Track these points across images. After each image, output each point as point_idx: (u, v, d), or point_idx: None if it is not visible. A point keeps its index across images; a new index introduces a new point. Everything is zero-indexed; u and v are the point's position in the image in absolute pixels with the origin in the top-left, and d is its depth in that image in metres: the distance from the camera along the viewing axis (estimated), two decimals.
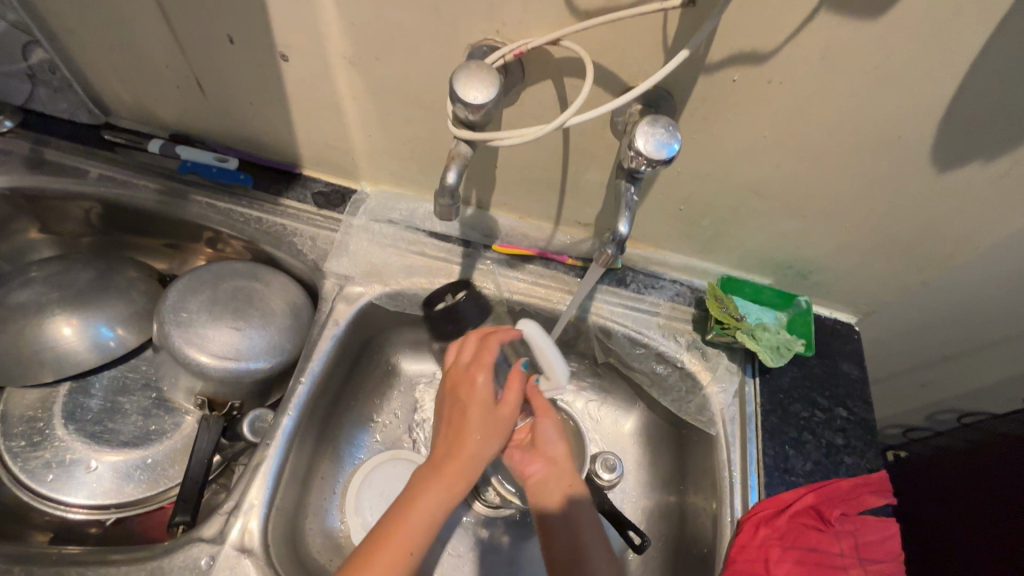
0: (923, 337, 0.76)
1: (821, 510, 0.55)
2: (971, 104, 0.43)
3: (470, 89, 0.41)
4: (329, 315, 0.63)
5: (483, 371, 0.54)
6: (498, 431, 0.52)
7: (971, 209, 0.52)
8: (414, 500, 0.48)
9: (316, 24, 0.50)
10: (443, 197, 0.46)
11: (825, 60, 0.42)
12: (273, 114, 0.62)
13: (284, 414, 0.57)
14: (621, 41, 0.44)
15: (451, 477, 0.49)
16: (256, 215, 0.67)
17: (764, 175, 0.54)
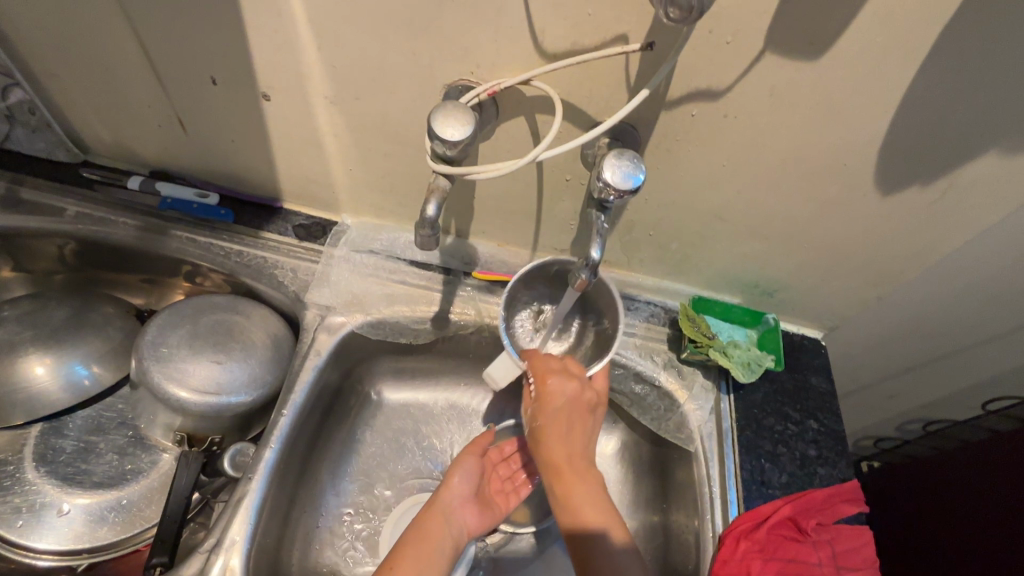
0: (885, 349, 0.80)
1: (798, 521, 0.57)
2: (905, 134, 0.48)
3: (446, 127, 0.43)
4: (311, 346, 0.64)
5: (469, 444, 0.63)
6: (468, 474, 0.60)
7: (916, 229, 0.57)
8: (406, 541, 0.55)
9: (298, 66, 0.52)
10: (423, 229, 0.47)
11: (773, 97, 0.46)
12: (255, 150, 0.63)
13: (265, 447, 0.57)
14: (587, 81, 0.47)
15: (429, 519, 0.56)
16: (236, 248, 0.68)
17: (726, 201, 0.57)
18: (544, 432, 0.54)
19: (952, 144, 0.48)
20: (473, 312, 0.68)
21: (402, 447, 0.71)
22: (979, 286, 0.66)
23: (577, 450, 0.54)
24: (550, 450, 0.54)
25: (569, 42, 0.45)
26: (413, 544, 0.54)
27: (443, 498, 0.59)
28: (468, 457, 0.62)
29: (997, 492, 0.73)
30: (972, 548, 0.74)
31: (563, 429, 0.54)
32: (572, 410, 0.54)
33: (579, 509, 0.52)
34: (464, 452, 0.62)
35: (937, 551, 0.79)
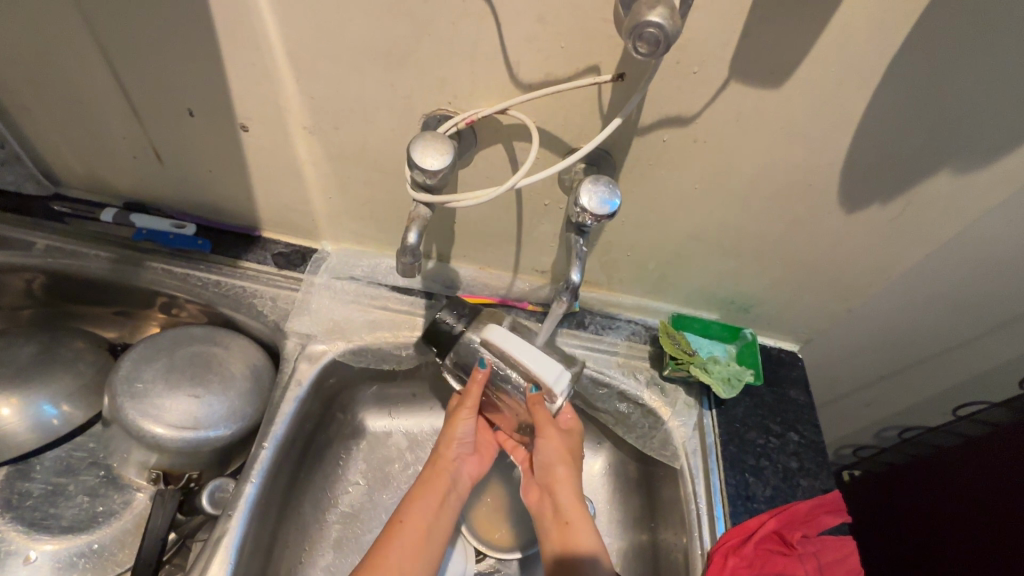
0: (858, 359, 0.82)
1: (784, 534, 0.58)
2: (864, 156, 0.50)
3: (426, 156, 0.44)
4: (292, 376, 0.62)
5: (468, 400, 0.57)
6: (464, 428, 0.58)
7: (880, 244, 0.59)
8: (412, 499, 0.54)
9: (276, 98, 0.52)
10: (404, 256, 0.48)
11: (739, 122, 0.48)
12: (233, 180, 0.63)
13: (246, 482, 0.55)
14: (562, 109, 0.49)
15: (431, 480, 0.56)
16: (214, 278, 0.67)
17: (699, 222, 0.59)
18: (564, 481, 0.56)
19: (905, 162, 0.51)
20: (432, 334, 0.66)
21: (387, 475, 0.70)
22: (943, 295, 0.69)
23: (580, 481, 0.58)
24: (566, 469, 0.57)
25: (543, 73, 0.46)
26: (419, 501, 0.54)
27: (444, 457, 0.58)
28: (466, 413, 0.58)
29: (971, 497, 0.75)
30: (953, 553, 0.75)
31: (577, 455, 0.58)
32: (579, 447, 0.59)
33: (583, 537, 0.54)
34: (462, 407, 0.58)
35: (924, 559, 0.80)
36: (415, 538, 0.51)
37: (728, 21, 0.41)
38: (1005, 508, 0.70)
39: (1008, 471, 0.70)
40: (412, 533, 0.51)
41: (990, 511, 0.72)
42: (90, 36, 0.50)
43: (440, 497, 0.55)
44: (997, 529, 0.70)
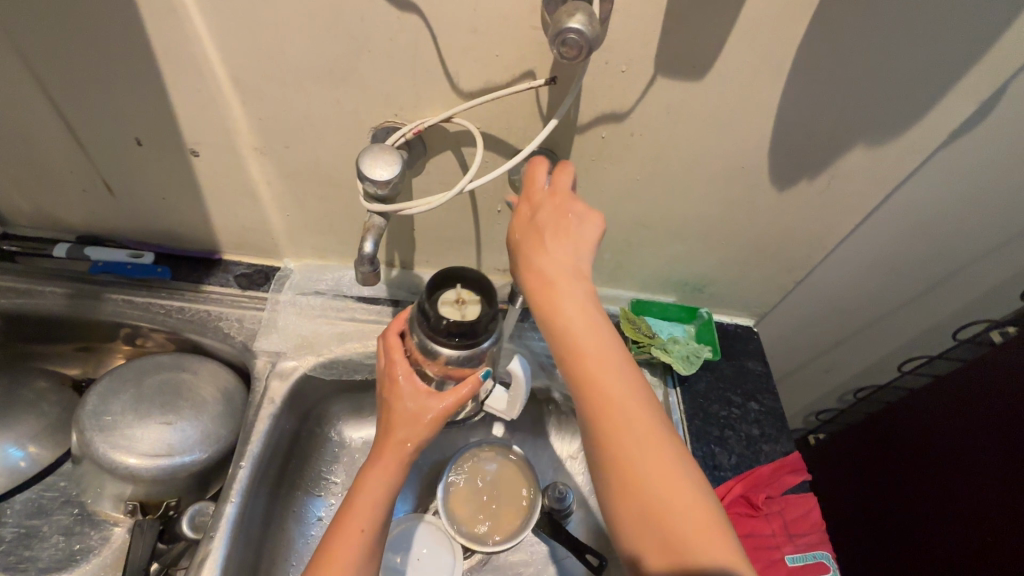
0: (811, 328, 0.87)
1: (750, 497, 0.61)
2: (787, 137, 0.54)
3: (376, 167, 0.44)
4: (264, 394, 0.63)
5: (452, 396, 0.49)
6: (430, 423, 0.48)
7: (813, 216, 0.64)
8: (357, 494, 0.47)
9: (223, 120, 0.53)
10: (362, 265, 0.46)
11: (669, 114, 0.52)
12: (188, 205, 0.63)
13: (226, 502, 0.55)
14: (504, 114, 0.51)
15: (381, 467, 0.47)
16: (176, 304, 0.66)
17: (646, 209, 0.63)
18: (534, 272, 0.47)
19: (826, 140, 0.55)
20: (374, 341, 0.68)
21: None
22: (879, 259, 0.74)
23: (562, 261, 0.46)
24: (530, 260, 0.47)
25: (482, 80, 0.48)
26: (366, 498, 0.47)
27: (392, 445, 0.48)
28: (435, 419, 0.48)
29: (922, 447, 0.80)
30: (915, 501, 0.80)
31: (541, 237, 0.47)
32: (547, 224, 0.48)
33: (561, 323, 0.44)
34: (439, 403, 0.48)
35: (891, 507, 0.85)
36: (366, 550, 0.46)
37: (649, 22, 0.44)
38: (953, 453, 0.75)
39: (953, 419, 0.76)
40: (360, 535, 0.46)
41: (937, 459, 0.77)
42: (27, 71, 0.50)
43: (389, 493, 0.48)
44: (947, 474, 0.75)
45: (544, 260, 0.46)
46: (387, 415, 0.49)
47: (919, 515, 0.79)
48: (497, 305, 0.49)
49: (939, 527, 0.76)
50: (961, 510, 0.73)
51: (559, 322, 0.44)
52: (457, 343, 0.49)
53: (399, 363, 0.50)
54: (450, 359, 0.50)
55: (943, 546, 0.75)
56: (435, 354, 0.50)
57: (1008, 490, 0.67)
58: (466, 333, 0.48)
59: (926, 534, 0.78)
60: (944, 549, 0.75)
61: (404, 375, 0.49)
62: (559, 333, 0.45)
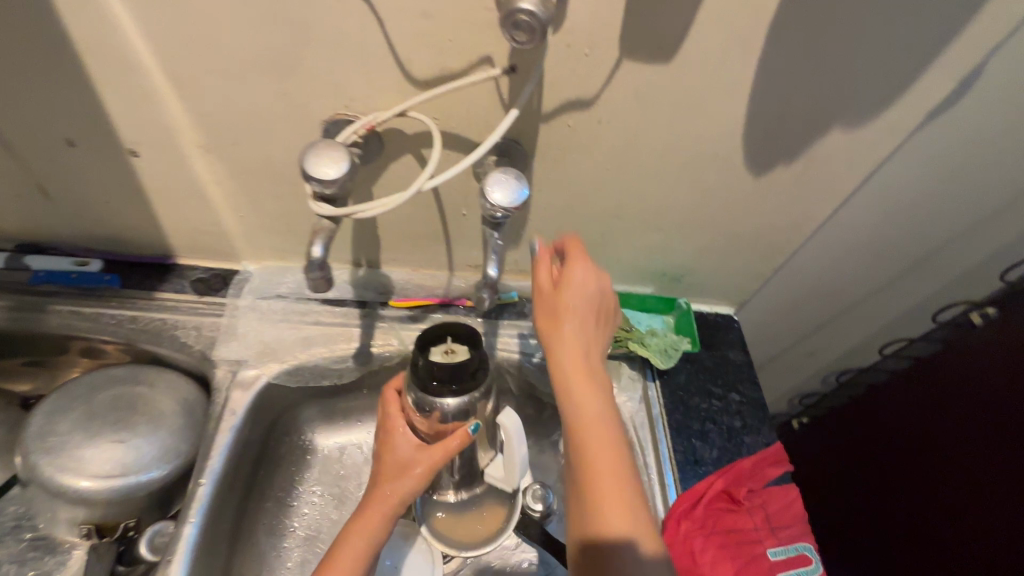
0: (792, 314, 0.86)
1: (731, 491, 0.60)
2: (763, 121, 0.52)
3: (320, 166, 0.41)
4: (225, 406, 0.59)
5: (440, 450, 0.50)
6: (419, 475, 0.50)
7: (790, 201, 0.62)
8: (338, 542, 0.48)
9: (160, 118, 0.49)
10: (312, 271, 0.43)
11: (639, 99, 0.49)
12: (133, 209, 0.59)
13: (186, 522, 0.52)
14: (464, 103, 0.48)
15: (365, 515, 0.49)
16: (128, 314, 0.63)
17: (620, 199, 0.60)
18: (568, 340, 0.47)
19: (803, 122, 0.52)
20: (342, 345, 0.65)
21: (346, 492, 0.68)
22: (859, 242, 0.73)
23: (588, 344, 0.48)
24: (567, 331, 0.47)
25: (437, 67, 0.45)
26: (346, 547, 0.47)
27: (380, 496, 0.49)
28: (424, 471, 0.49)
29: (909, 431, 0.79)
30: (905, 487, 0.80)
31: (576, 317, 0.48)
32: (586, 308, 0.49)
33: (579, 397, 0.45)
34: (426, 457, 0.50)
35: (880, 492, 0.84)
36: None
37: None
38: (941, 437, 0.74)
39: (940, 404, 0.75)
40: None
41: (925, 444, 0.76)
42: None
43: (372, 545, 0.48)
44: (936, 458, 0.74)
45: (576, 338, 0.47)
46: (378, 469, 0.51)
47: (910, 500, 0.79)
48: (484, 358, 0.52)
49: (931, 513, 0.75)
50: (953, 495, 0.72)
51: (580, 393, 0.45)
52: (449, 392, 0.50)
53: (395, 418, 0.52)
54: (441, 410, 0.50)
55: (935, 531, 0.74)
56: (430, 407, 0.51)
57: (1001, 475, 0.66)
58: (454, 376, 0.49)
59: (918, 520, 0.77)
60: (936, 534, 0.74)
61: (399, 431, 0.51)
62: (576, 399, 0.45)
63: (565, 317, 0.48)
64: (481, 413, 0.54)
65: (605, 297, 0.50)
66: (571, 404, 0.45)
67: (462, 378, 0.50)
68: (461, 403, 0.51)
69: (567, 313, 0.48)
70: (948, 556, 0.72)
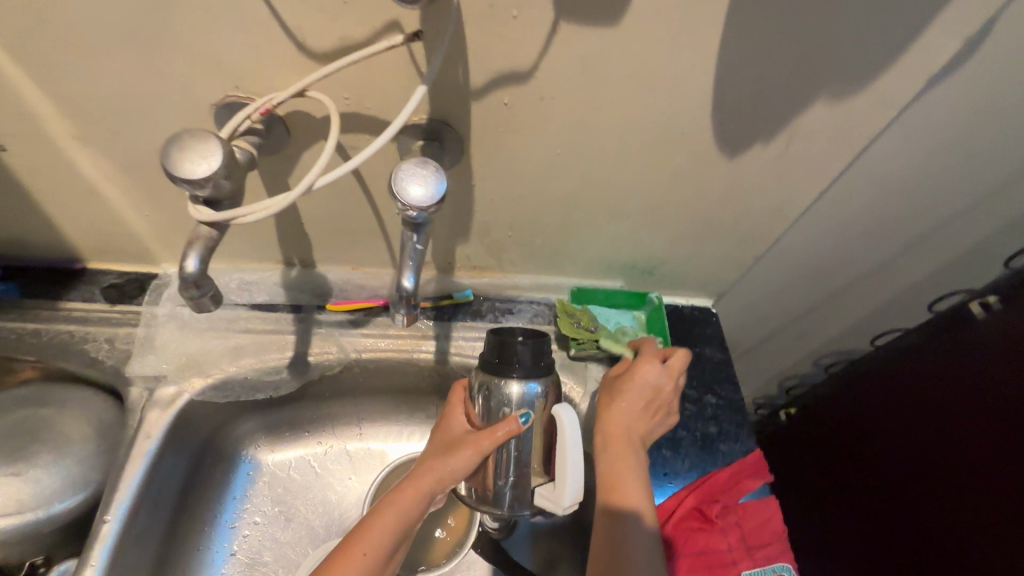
0: (776, 302, 0.80)
1: (703, 509, 0.55)
2: (734, 94, 0.44)
3: (184, 162, 0.33)
4: (139, 428, 0.53)
5: (491, 434, 0.47)
6: (469, 457, 0.47)
7: (769, 184, 0.55)
8: (372, 515, 0.43)
9: (18, 105, 0.41)
10: (188, 289, 0.37)
11: (584, 71, 0.41)
12: (19, 211, 0.51)
13: (87, 567, 0.46)
14: (375, 80, 0.40)
15: (407, 489, 0.45)
16: (30, 327, 0.55)
17: (575, 187, 0.53)
18: (619, 411, 0.52)
19: (780, 95, 0.45)
20: (276, 353, 0.59)
21: (293, 510, 0.62)
22: (848, 225, 0.66)
23: (636, 420, 0.52)
24: (618, 404, 0.52)
25: (335, 37, 0.37)
26: (381, 520, 0.43)
27: (426, 472, 0.46)
28: (472, 454, 0.46)
29: (897, 430, 0.73)
30: (892, 490, 0.73)
31: (633, 397, 0.52)
32: (645, 392, 0.53)
33: (615, 457, 0.49)
34: (478, 438, 0.47)
35: (865, 496, 0.77)
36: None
37: None
38: (930, 437, 0.67)
39: (933, 400, 0.68)
40: (363, 554, 0.40)
41: (915, 444, 0.70)
42: None
43: (408, 525, 0.44)
44: (925, 461, 0.68)
45: (626, 414, 0.52)
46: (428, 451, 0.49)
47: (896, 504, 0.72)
48: (549, 351, 0.51)
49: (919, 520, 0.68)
50: (942, 500, 0.65)
51: (615, 453, 0.49)
52: (515, 372, 0.48)
53: (455, 406, 0.52)
54: (497, 387, 0.49)
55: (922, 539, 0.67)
56: (491, 387, 0.49)
57: (993, 478, 0.60)
58: (515, 357, 0.48)
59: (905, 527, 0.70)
60: (923, 544, 0.67)
61: (457, 415, 0.51)
62: (610, 457, 0.49)
63: (622, 394, 0.53)
64: (541, 413, 0.50)
65: (668, 390, 0.54)
66: (612, 445, 0.50)
67: (526, 361, 0.49)
68: (525, 390, 0.49)
69: (623, 392, 0.53)
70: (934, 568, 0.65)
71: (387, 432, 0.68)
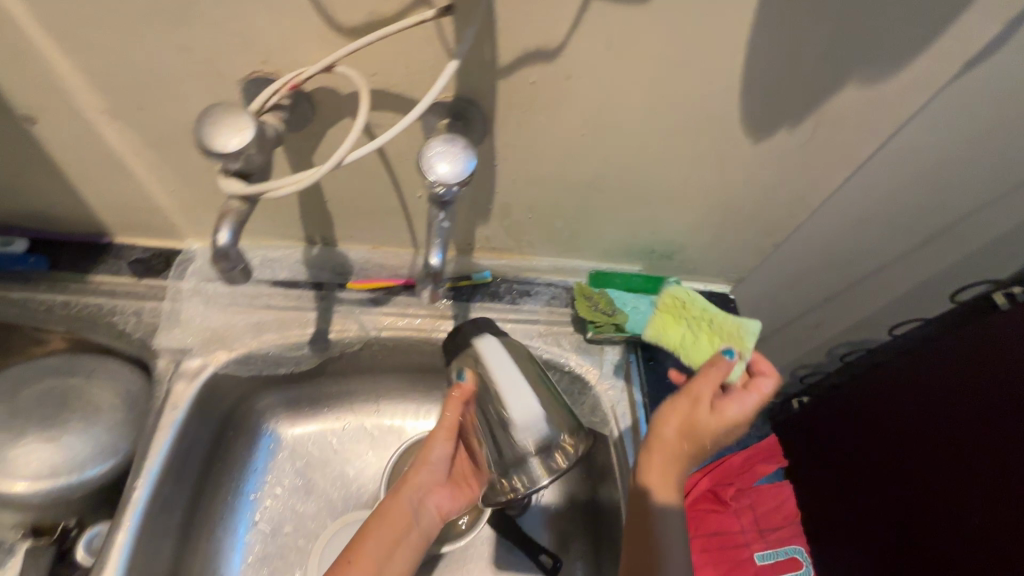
0: (794, 291, 0.79)
1: (718, 491, 0.55)
2: (763, 75, 0.44)
3: (217, 136, 0.34)
4: (166, 399, 0.55)
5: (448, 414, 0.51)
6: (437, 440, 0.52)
7: (794, 170, 0.54)
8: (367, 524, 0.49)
9: (52, 79, 0.42)
10: (222, 262, 0.37)
11: (612, 50, 0.41)
12: (49, 185, 0.52)
13: (119, 530, 0.48)
14: (403, 56, 0.40)
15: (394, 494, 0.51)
16: (60, 299, 0.57)
17: (598, 169, 0.53)
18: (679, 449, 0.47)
19: (810, 77, 0.44)
20: (297, 330, 0.60)
21: (312, 483, 0.64)
22: (872, 213, 0.65)
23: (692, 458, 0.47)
24: (683, 442, 0.47)
25: (364, 12, 0.37)
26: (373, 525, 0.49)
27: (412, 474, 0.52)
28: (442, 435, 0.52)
29: (912, 430, 0.72)
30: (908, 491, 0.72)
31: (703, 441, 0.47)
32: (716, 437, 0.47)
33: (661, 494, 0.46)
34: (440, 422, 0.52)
35: (881, 496, 0.77)
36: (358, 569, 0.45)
37: None
38: (948, 439, 0.67)
39: (952, 402, 0.67)
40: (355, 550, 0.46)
41: (931, 445, 0.69)
42: None
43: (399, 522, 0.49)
44: (939, 457, 0.67)
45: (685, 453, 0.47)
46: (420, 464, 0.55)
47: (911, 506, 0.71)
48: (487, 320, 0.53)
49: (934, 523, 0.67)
50: (960, 504, 0.65)
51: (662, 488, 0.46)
52: (468, 348, 0.50)
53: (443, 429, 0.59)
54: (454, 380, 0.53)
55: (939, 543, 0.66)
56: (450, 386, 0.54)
57: (1009, 481, 0.59)
58: (458, 336, 0.51)
59: (921, 530, 0.69)
60: (938, 540, 0.67)
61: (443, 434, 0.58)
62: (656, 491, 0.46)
63: (694, 434, 0.46)
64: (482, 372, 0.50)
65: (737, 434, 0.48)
66: (659, 478, 0.46)
67: (469, 331, 0.51)
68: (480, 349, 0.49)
69: (697, 432, 0.46)
70: (950, 571, 0.65)
71: (405, 410, 0.68)
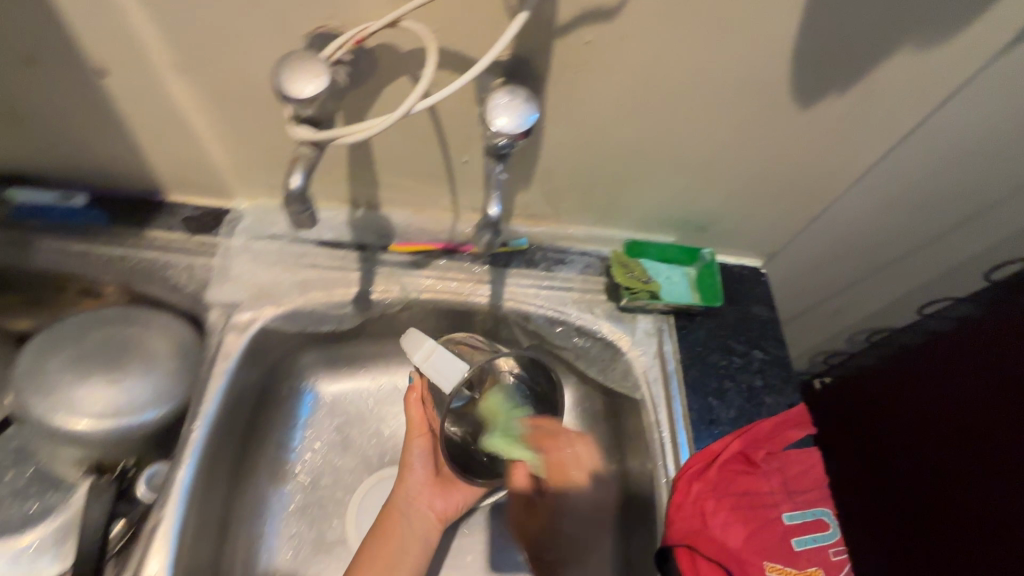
0: (825, 270, 0.79)
1: (748, 453, 0.57)
2: (816, 39, 0.44)
3: (296, 80, 0.35)
4: (219, 349, 0.57)
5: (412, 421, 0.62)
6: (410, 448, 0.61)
7: (837, 139, 0.54)
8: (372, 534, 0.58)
9: (126, 30, 0.44)
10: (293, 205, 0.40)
11: (669, 9, 0.42)
12: (113, 140, 0.54)
13: (181, 466, 0.51)
14: (465, 13, 0.41)
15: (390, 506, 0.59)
16: (117, 252, 0.59)
17: (642, 135, 0.54)
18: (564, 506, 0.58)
19: (861, 42, 0.45)
20: (341, 289, 0.62)
21: (350, 438, 0.66)
22: (911, 189, 0.65)
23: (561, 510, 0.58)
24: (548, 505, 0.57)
25: None
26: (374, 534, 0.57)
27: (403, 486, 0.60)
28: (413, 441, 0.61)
29: (938, 406, 0.73)
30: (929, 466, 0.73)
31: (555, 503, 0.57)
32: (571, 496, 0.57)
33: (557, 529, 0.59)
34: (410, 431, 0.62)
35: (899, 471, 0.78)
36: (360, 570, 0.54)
37: None
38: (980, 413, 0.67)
39: (981, 378, 0.68)
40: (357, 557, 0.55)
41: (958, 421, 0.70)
42: None
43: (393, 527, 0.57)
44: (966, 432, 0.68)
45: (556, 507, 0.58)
46: None
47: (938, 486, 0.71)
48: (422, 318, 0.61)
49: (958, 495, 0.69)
50: (984, 477, 0.66)
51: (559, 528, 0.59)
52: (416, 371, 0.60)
53: None
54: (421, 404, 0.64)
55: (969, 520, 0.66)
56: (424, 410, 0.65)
57: None
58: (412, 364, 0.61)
59: (942, 503, 0.71)
60: (959, 511, 0.68)
61: None
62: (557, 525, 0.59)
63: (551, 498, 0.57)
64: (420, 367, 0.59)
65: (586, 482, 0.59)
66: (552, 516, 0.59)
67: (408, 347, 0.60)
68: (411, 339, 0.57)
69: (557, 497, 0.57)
70: (971, 541, 0.66)
71: None
